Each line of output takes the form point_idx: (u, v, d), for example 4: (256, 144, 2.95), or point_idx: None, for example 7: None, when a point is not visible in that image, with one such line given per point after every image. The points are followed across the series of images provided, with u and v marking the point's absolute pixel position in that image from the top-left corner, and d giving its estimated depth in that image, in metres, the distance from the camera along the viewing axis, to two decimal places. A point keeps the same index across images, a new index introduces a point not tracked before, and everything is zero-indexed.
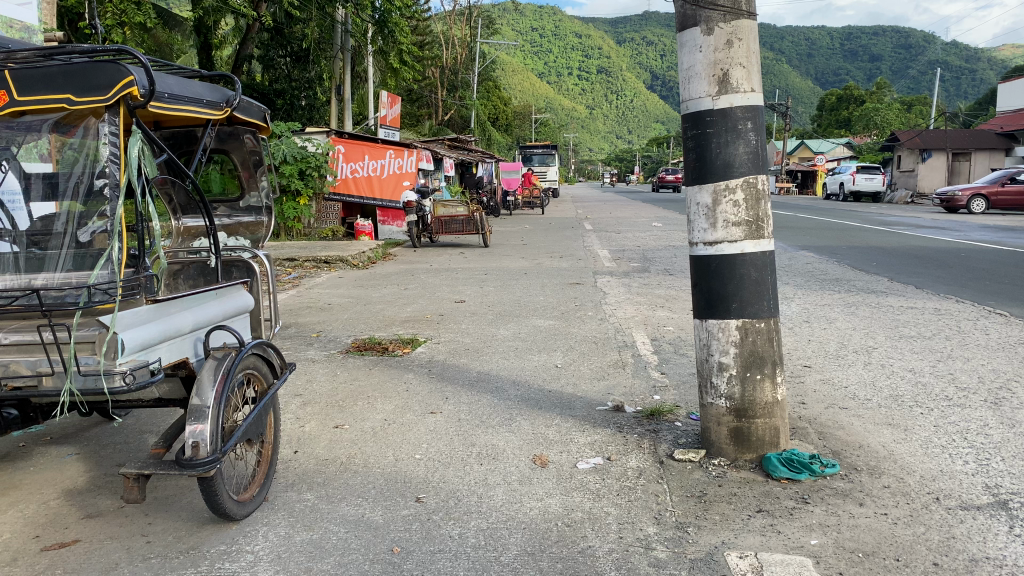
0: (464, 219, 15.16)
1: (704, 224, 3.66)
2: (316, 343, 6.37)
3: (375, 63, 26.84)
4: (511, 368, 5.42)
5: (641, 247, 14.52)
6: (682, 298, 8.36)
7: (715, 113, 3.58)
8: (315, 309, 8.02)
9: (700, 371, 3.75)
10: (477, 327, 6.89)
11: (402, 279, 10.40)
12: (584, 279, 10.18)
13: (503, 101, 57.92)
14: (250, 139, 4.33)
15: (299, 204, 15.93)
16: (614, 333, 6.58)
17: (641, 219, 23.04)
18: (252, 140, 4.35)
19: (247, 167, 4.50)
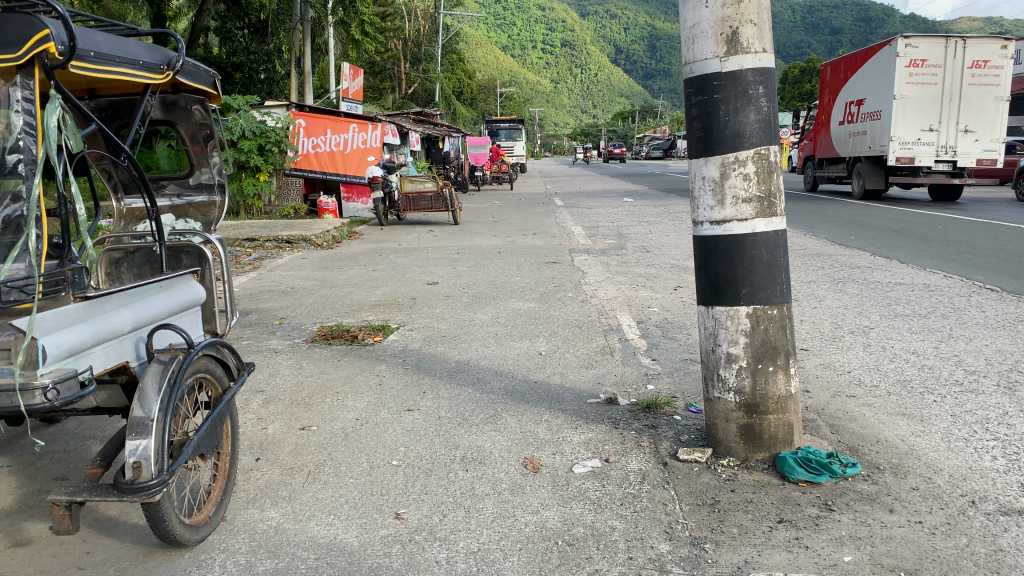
0: (432, 195, 14.70)
1: (710, 200, 3.29)
2: (279, 331, 5.94)
3: (337, 35, 26.08)
4: (492, 357, 5.05)
5: (615, 224, 14.19)
6: (663, 277, 8.03)
7: (724, 77, 3.21)
8: (279, 293, 7.57)
9: (705, 362, 3.41)
10: (452, 312, 6.50)
11: (369, 260, 9.94)
12: (559, 258, 9.82)
13: (468, 74, 57.08)
14: (199, 110, 3.92)
15: (259, 179, 15.46)
16: (597, 316, 6.25)
17: (612, 194, 22.70)
18: (201, 111, 3.93)
19: (197, 141, 4.05)
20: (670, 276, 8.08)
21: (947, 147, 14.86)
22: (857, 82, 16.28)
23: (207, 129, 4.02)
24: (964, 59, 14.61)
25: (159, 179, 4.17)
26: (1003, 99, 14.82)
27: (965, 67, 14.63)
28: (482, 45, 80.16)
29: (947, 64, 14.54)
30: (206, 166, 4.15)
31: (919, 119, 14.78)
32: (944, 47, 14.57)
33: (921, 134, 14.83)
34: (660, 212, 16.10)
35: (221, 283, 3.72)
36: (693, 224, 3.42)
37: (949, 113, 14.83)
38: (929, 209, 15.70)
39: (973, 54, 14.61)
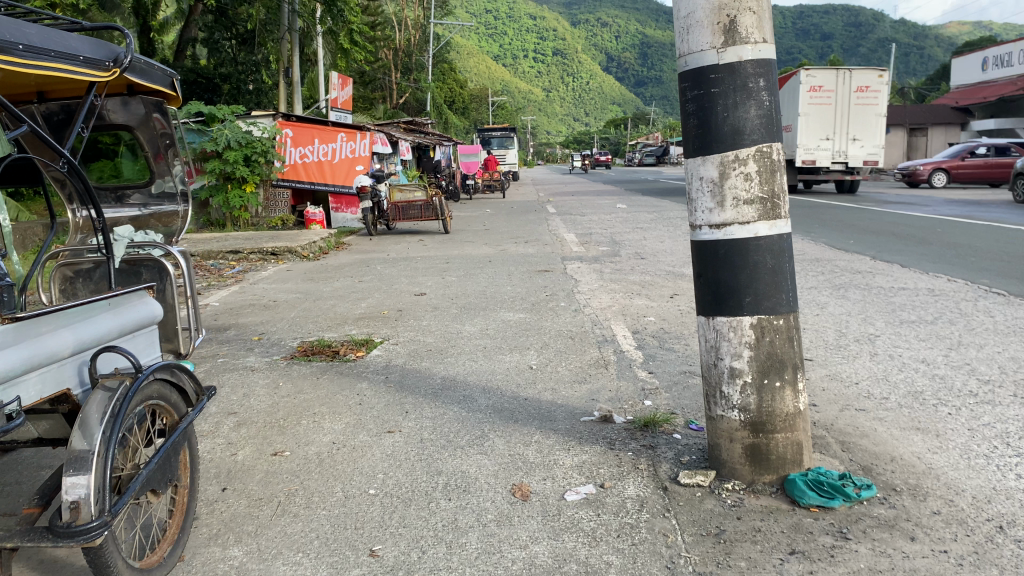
0: (422, 204, 14.50)
1: (709, 202, 3.05)
2: (258, 348, 5.67)
3: (326, 45, 25.92)
4: (480, 372, 4.80)
5: (608, 231, 13.96)
6: (658, 285, 7.79)
7: (721, 69, 2.97)
8: (261, 307, 7.31)
9: (706, 377, 3.17)
10: (439, 324, 6.25)
11: (356, 271, 9.69)
12: (552, 266, 9.58)
13: (460, 83, 57.04)
14: (158, 117, 3.71)
15: (245, 192, 14.91)
16: (590, 326, 6.00)
17: (605, 202, 22.48)
18: (161, 118, 3.72)
19: (157, 148, 3.83)
20: (665, 284, 7.84)
21: (839, 153, 19.14)
22: (784, 100, 19.90)
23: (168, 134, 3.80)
24: (850, 84, 18.91)
25: (119, 189, 3.92)
26: (882, 116, 19.09)
27: (850, 91, 18.94)
28: (473, 54, 80.20)
29: (838, 89, 18.79)
30: (168, 173, 3.93)
31: (819, 131, 18.92)
32: (837, 76, 18.81)
33: (821, 142, 18.95)
34: (654, 219, 15.87)
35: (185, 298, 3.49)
36: (690, 227, 3.18)
37: (841, 125, 19.09)
38: (840, 199, 19.33)
39: (858, 79, 18.86)
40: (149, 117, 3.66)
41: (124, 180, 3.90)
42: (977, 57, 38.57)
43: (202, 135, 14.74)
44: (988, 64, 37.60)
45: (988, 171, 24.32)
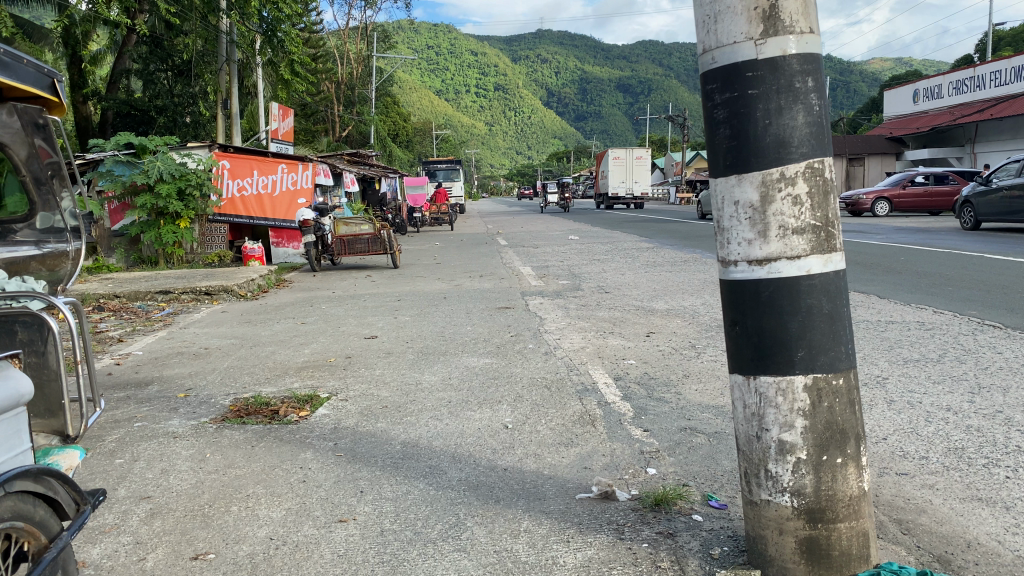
0: (369, 237, 13.69)
1: (748, 231, 2.41)
2: (182, 409, 4.84)
3: (266, 76, 25.10)
4: (448, 434, 4.09)
5: (566, 263, 13.40)
6: (630, 322, 7.19)
7: (760, 66, 2.36)
8: (190, 357, 6.44)
9: (746, 451, 2.52)
10: (394, 372, 5.52)
11: (298, 311, 8.87)
12: (512, 302, 8.94)
13: (402, 115, 56.67)
14: (42, 144, 3.33)
15: (178, 227, 13.97)
16: (566, 372, 5.35)
17: (556, 233, 22.00)
18: (44, 146, 3.34)
19: (39, 175, 3.40)
20: (638, 321, 7.25)
21: (629, 189, 36.96)
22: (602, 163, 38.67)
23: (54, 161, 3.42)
24: (632, 155, 37.06)
25: None
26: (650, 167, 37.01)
27: (632, 157, 36.93)
28: (416, 87, 79.99)
29: (628, 156, 37.11)
30: (57, 208, 3.48)
31: (620, 177, 37.00)
32: (628, 149, 37.03)
33: (622, 183, 36.93)
34: (610, 250, 15.40)
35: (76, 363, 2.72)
36: (717, 262, 2.55)
37: (629, 176, 37.14)
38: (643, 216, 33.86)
39: (636, 152, 36.64)
40: (32, 139, 3.28)
41: (3, 214, 3.33)
42: (909, 90, 39.56)
43: (132, 167, 13.65)
44: (920, 95, 38.45)
45: (931, 200, 24.59)
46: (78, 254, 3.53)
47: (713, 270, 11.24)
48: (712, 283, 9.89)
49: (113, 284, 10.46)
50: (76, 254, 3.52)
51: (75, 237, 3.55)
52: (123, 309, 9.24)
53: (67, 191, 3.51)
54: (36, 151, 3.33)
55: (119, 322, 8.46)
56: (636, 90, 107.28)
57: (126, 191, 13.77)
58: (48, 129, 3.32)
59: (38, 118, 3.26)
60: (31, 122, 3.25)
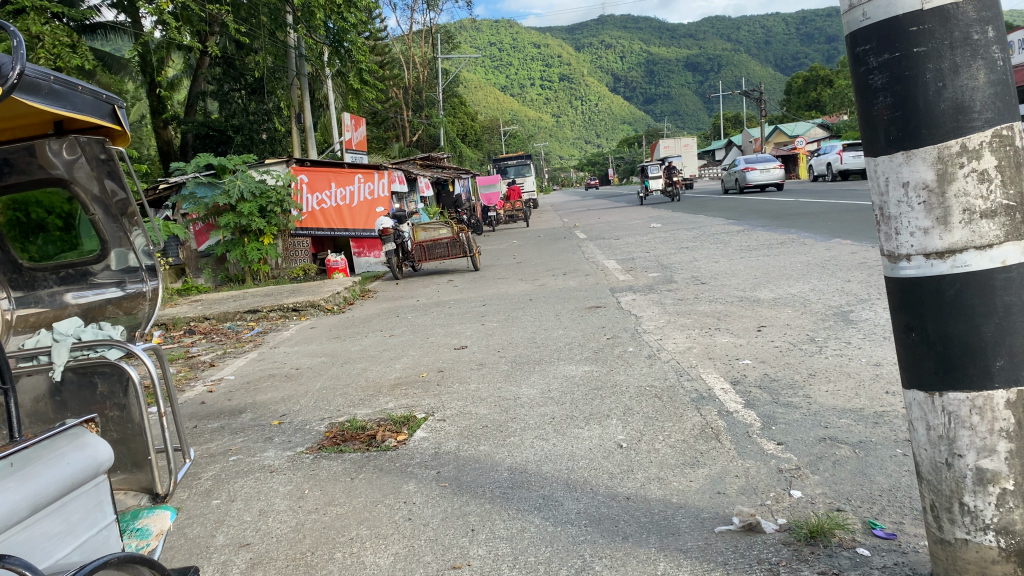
0: (448, 241, 13.51)
1: (923, 218, 2.00)
2: (277, 439, 4.66)
3: (336, 87, 25.34)
4: (559, 458, 3.76)
5: (652, 253, 12.94)
6: (734, 315, 6.74)
7: (927, 17, 1.93)
8: (281, 379, 6.31)
9: (934, 481, 2.11)
10: (491, 386, 5.23)
11: (385, 322, 8.70)
12: (603, 300, 8.57)
13: (470, 115, 56.65)
14: (109, 182, 3.22)
15: (263, 244, 14.10)
16: (675, 378, 4.96)
17: (637, 222, 21.54)
18: (112, 184, 3.24)
19: (110, 214, 3.31)
20: (743, 313, 6.79)
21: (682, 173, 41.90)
22: None
23: (124, 198, 3.29)
24: None
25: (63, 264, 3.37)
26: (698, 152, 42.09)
27: None
28: (482, 85, 79.98)
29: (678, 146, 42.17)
30: (130, 244, 3.39)
31: None
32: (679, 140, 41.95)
33: None
34: (696, 237, 14.85)
35: (161, 417, 2.49)
36: (882, 258, 2.15)
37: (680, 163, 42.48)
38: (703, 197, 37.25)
39: None
40: (98, 177, 3.19)
41: (78, 254, 3.35)
42: None
43: (214, 188, 13.69)
44: None
45: None
46: (154, 294, 3.46)
47: (811, 251, 10.63)
48: (815, 266, 9.29)
49: (203, 305, 10.53)
50: (152, 294, 3.46)
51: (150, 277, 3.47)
52: (214, 331, 9.26)
53: (139, 227, 3.39)
54: (103, 187, 3.23)
55: (210, 345, 8.46)
56: (704, 69, 105.08)
57: (210, 212, 13.89)
58: (113, 163, 3.18)
59: (104, 153, 3.12)
60: (96, 157, 3.13)
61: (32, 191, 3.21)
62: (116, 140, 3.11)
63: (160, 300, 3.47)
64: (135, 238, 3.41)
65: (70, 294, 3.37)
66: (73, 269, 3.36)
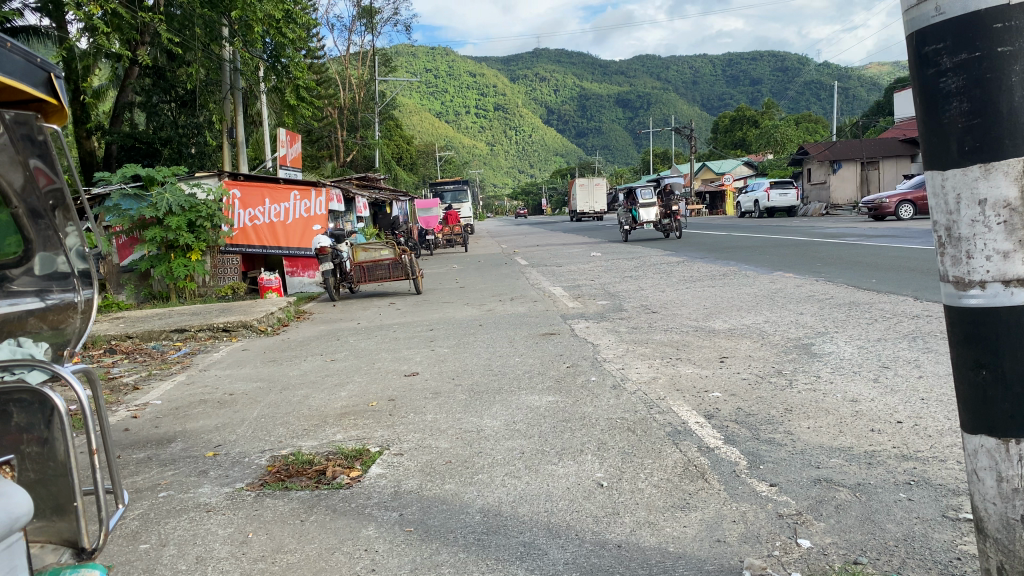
0: (389, 263, 13.08)
1: (1002, 241, 1.77)
2: (213, 473, 4.19)
3: (271, 104, 24.74)
4: (536, 499, 3.42)
5: (597, 281, 12.78)
6: (696, 345, 6.55)
7: (1013, 16, 1.71)
8: (214, 405, 5.79)
9: (1003, 540, 1.88)
10: (448, 417, 4.88)
11: (324, 345, 8.23)
12: (555, 326, 8.31)
13: (404, 139, 56.24)
14: (37, 171, 2.82)
15: (190, 260, 13.38)
16: (646, 410, 4.67)
17: (577, 250, 21.49)
18: (39, 173, 2.83)
19: (37, 212, 2.90)
20: (704, 343, 6.60)
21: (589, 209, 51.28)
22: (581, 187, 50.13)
23: (58, 190, 2.90)
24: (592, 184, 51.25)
25: None
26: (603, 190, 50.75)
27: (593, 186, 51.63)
28: (417, 111, 79.72)
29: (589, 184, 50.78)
30: (61, 247, 3.00)
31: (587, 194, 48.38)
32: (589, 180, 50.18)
33: None
34: (638, 266, 14.80)
35: (92, 455, 2.07)
36: (946, 288, 1.91)
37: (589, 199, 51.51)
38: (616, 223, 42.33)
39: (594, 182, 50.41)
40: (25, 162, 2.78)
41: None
42: None
43: (140, 201, 13.08)
44: None
45: None
46: (87, 309, 3.02)
47: (757, 283, 10.64)
48: (764, 297, 9.24)
49: (126, 323, 9.85)
50: (85, 309, 3.02)
51: (85, 287, 3.06)
52: (136, 351, 8.61)
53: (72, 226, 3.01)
54: (30, 175, 2.84)
55: (133, 366, 7.83)
56: (637, 105, 107.47)
57: (136, 225, 13.20)
58: (47, 145, 2.81)
59: (35, 132, 2.74)
60: (26, 137, 2.75)
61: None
62: (50, 118, 2.77)
63: (94, 315, 3.04)
64: (68, 240, 3.03)
65: None
66: None
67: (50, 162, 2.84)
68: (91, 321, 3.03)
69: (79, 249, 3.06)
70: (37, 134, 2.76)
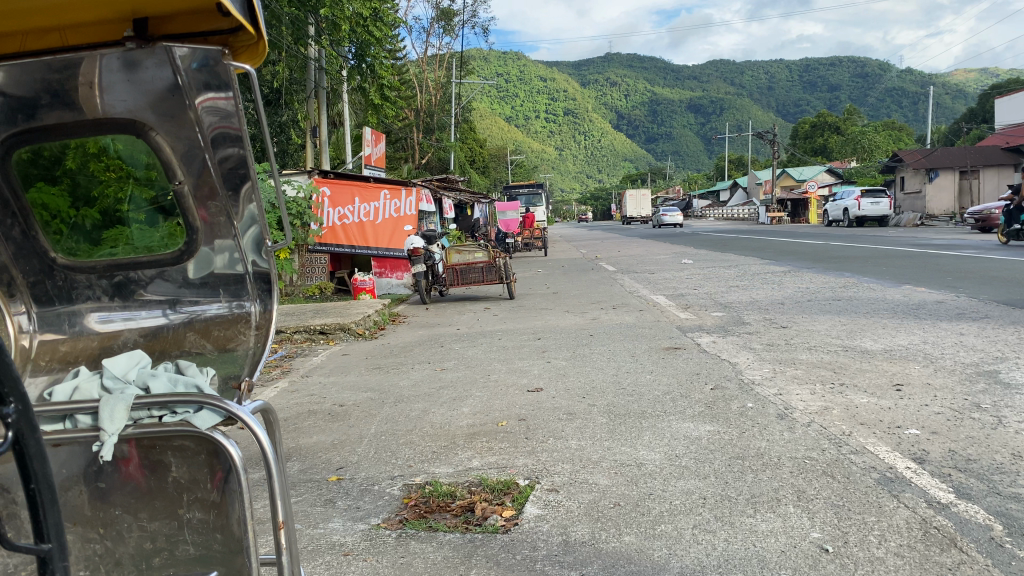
0: (483, 266, 12.59)
1: None
2: (342, 504, 3.66)
3: (354, 103, 24.56)
4: (744, 568, 2.77)
5: (701, 291, 11.99)
6: (854, 371, 5.77)
7: None
8: (325, 418, 5.30)
9: None
10: (596, 445, 4.25)
11: (428, 353, 7.70)
12: (678, 340, 7.61)
13: (478, 141, 55.94)
14: (216, 123, 2.52)
15: (279, 258, 13.10)
16: (835, 451, 3.96)
17: (665, 256, 20.67)
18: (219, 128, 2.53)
19: (213, 178, 2.59)
20: (864, 369, 5.82)
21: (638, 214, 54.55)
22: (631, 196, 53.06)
23: (239, 148, 2.56)
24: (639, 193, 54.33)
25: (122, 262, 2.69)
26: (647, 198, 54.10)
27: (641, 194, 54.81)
28: (490, 114, 79.38)
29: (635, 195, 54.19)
30: (232, 235, 2.66)
31: None
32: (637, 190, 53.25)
33: None
34: (741, 275, 13.96)
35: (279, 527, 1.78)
36: None
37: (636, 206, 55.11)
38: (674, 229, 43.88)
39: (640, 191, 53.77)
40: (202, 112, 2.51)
41: (140, 252, 2.68)
42: None
43: None
44: None
45: None
46: (263, 323, 2.69)
47: (887, 298, 9.72)
48: (905, 315, 8.36)
49: None
50: (259, 324, 2.69)
51: (261, 299, 2.70)
52: None
53: (255, 203, 2.64)
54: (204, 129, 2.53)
55: None
56: (713, 110, 105.53)
57: None
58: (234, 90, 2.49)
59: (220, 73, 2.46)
60: (212, 78, 2.48)
61: (91, 139, 2.58)
62: (239, 58, 2.59)
63: (273, 327, 2.68)
64: (244, 224, 2.65)
65: (98, 315, 2.70)
66: (136, 270, 2.68)
67: (240, 113, 2.53)
68: (269, 336, 2.67)
69: (259, 239, 2.69)
70: (227, 74, 2.47)
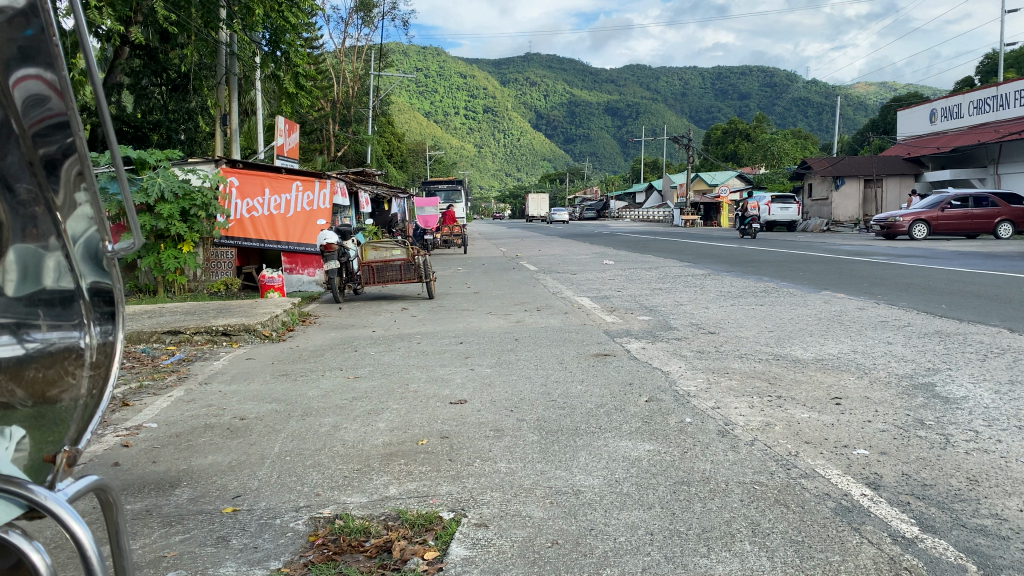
0: (401, 264, 12.08)
1: None
2: (236, 543, 3.15)
3: (267, 91, 23.54)
4: None
5: (625, 293, 11.76)
6: (790, 382, 5.56)
7: None
8: (223, 434, 4.73)
9: None
10: (528, 467, 3.86)
11: (341, 358, 7.18)
12: (606, 345, 7.31)
13: (396, 136, 54.87)
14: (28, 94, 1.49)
15: (181, 252, 12.35)
16: (785, 475, 3.67)
17: (585, 256, 20.52)
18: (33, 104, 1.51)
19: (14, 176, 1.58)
20: (801, 380, 5.62)
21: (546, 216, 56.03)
22: None
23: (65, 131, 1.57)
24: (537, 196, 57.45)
25: None
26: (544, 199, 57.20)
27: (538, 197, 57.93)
28: (410, 108, 78.01)
29: None
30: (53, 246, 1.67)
31: None
32: None
33: None
34: (663, 277, 13.83)
35: None
36: None
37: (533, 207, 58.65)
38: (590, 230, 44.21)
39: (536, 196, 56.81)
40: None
41: None
42: (925, 109, 39.51)
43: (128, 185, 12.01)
44: (937, 115, 38.61)
45: (969, 222, 23.91)
46: (102, 363, 1.76)
47: (809, 304, 9.68)
48: (830, 321, 8.28)
49: None
50: (96, 363, 1.76)
51: (103, 327, 1.77)
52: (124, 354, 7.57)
53: (87, 198, 1.65)
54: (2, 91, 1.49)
55: (120, 374, 6.76)
56: (629, 113, 107.06)
57: (124, 212, 12.06)
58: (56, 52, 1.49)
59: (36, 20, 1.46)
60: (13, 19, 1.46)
61: None
62: None
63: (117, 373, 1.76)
64: (73, 227, 1.66)
65: None
66: None
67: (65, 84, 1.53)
68: (109, 384, 1.75)
69: (95, 246, 1.71)
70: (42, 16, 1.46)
